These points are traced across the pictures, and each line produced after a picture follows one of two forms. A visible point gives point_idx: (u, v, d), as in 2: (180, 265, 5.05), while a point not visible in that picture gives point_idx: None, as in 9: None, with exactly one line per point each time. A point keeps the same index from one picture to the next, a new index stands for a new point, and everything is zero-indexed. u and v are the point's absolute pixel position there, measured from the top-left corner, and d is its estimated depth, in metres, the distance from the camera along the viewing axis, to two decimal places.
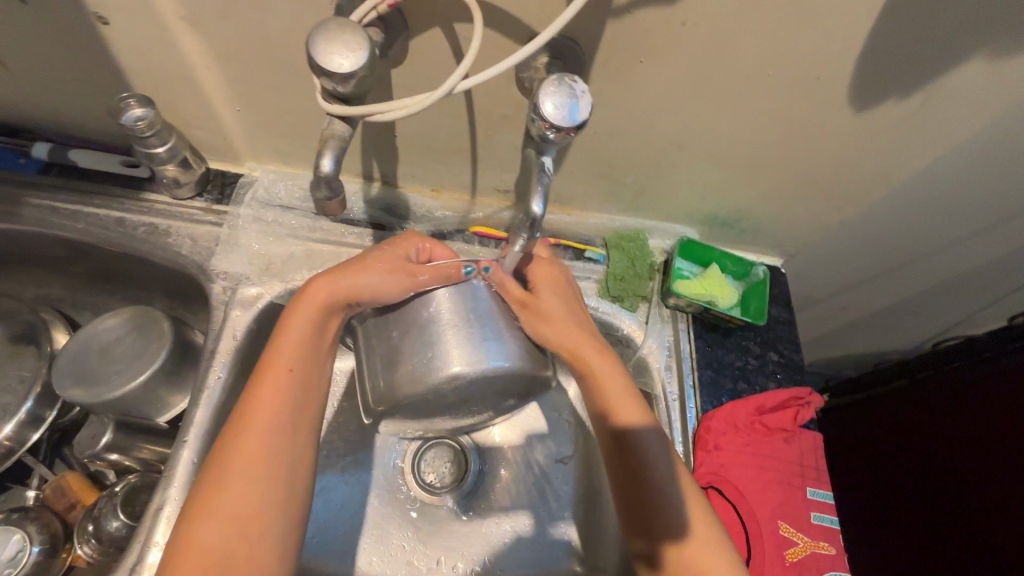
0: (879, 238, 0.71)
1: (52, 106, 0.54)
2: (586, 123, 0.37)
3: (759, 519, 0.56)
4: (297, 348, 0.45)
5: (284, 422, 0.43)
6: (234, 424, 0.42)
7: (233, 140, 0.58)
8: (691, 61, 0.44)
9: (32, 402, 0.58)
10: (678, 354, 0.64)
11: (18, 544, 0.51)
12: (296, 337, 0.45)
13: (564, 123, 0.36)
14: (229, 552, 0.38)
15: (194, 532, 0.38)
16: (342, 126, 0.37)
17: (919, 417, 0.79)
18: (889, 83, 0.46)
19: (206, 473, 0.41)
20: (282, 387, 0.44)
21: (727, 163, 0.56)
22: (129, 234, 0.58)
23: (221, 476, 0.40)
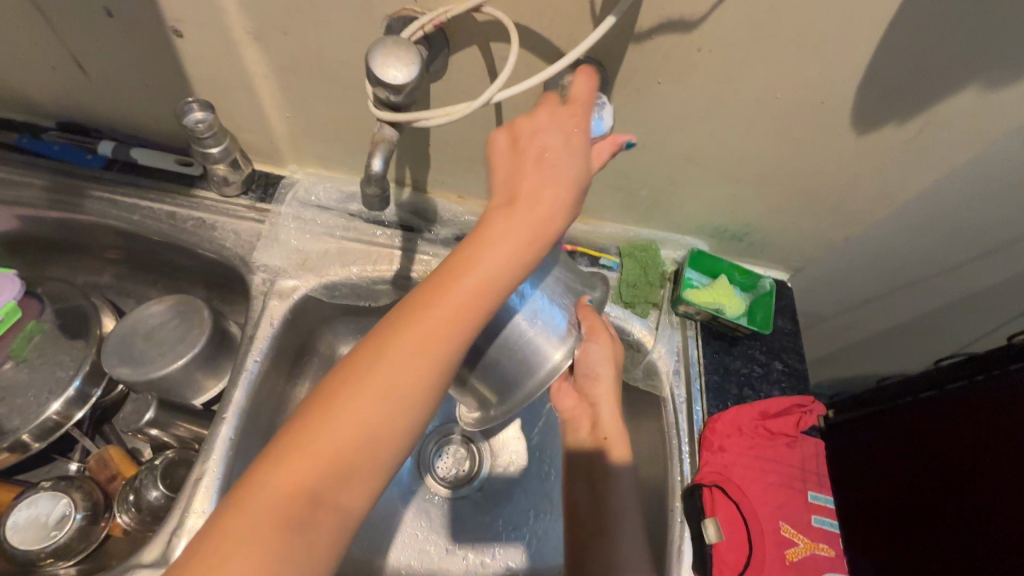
0: (883, 257, 0.74)
1: (119, 107, 0.59)
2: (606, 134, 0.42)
3: (761, 519, 0.58)
4: (491, 278, 0.38)
5: (439, 363, 0.36)
6: (422, 308, 0.37)
7: (279, 143, 0.62)
8: (705, 84, 0.49)
9: (80, 380, 0.62)
10: (686, 359, 0.67)
11: (65, 508, 0.55)
12: (498, 268, 0.38)
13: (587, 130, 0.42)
14: (355, 463, 0.34)
15: (336, 418, 0.33)
16: (390, 131, 0.42)
17: (922, 435, 0.81)
18: (889, 108, 0.50)
19: (376, 352, 0.35)
20: (452, 319, 0.37)
21: (736, 179, 0.60)
22: (179, 226, 0.63)
23: (384, 370, 0.35)
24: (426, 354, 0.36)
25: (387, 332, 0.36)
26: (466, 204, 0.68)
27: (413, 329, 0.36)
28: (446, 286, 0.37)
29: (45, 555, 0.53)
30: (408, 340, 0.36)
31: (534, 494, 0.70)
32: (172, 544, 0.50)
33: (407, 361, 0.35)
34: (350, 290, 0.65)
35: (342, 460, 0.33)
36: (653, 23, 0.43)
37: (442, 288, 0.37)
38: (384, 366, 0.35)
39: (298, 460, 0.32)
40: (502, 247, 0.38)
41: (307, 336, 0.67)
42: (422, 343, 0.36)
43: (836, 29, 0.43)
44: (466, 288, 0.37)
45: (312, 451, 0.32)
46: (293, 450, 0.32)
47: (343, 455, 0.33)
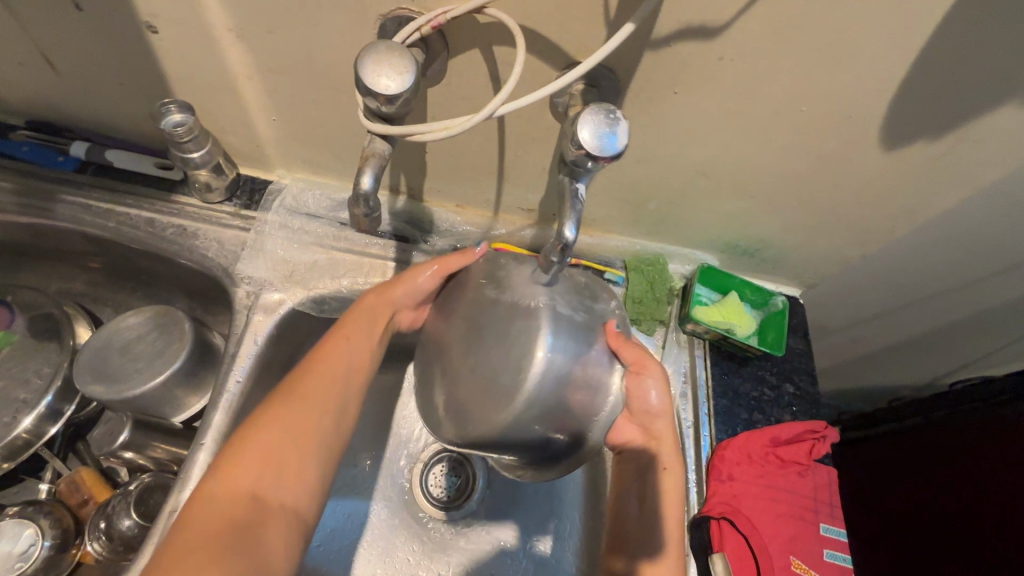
0: (899, 274, 0.71)
1: (93, 106, 0.55)
2: (606, 155, 0.36)
3: (771, 553, 0.55)
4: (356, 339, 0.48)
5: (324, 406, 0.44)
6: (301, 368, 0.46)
7: (265, 147, 0.59)
8: (724, 95, 0.45)
9: (52, 397, 0.58)
10: (693, 381, 0.64)
11: (31, 538, 0.51)
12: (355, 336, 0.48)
13: (591, 143, 0.36)
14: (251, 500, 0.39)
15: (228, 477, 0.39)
16: (382, 144, 0.38)
17: (933, 457, 0.78)
18: (922, 124, 0.46)
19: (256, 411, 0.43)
20: (348, 355, 0.47)
21: (751, 195, 0.56)
22: (158, 235, 0.59)
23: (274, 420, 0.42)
24: (337, 377, 0.46)
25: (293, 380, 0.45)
26: (464, 214, 0.64)
27: (321, 364, 0.46)
28: (315, 356, 0.47)
29: None
30: (307, 385, 0.44)
31: (532, 518, 0.66)
32: None
33: (320, 384, 0.45)
34: (340, 304, 0.61)
35: (272, 457, 0.41)
36: (671, 29, 0.40)
37: (334, 340, 0.48)
38: (309, 385, 0.44)
39: (236, 469, 0.39)
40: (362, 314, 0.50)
41: (294, 351, 0.63)
42: (334, 368, 0.46)
43: (872, 38, 0.39)
44: (344, 335, 0.48)
45: (211, 506, 0.38)
46: (196, 513, 0.37)
47: (240, 505, 0.38)
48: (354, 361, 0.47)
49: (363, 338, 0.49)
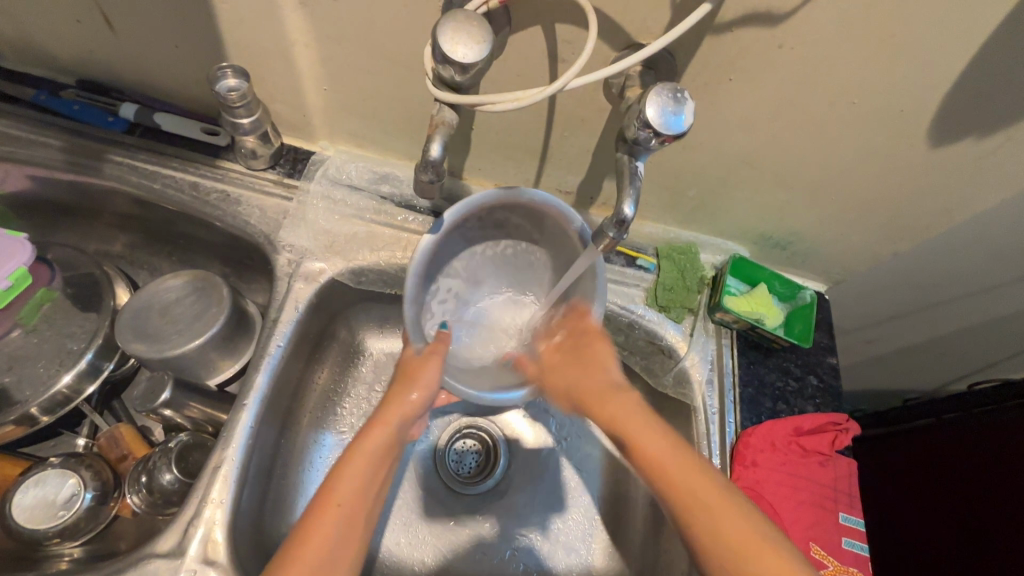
0: (926, 276, 0.72)
1: (146, 67, 0.56)
2: (650, 125, 0.37)
3: (792, 538, 0.56)
4: (376, 451, 0.49)
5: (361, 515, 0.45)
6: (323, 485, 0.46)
7: (312, 117, 0.59)
8: (778, 85, 0.46)
9: (93, 354, 0.59)
10: (720, 369, 0.65)
11: (74, 487, 0.53)
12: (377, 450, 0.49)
13: (650, 105, 0.37)
14: None
15: None
16: (450, 114, 0.39)
17: (947, 459, 0.79)
18: (972, 122, 0.47)
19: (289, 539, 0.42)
20: (338, 523, 0.44)
21: (791, 187, 0.57)
22: (202, 199, 0.60)
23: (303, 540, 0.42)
24: (331, 551, 0.42)
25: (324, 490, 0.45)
26: None
27: (308, 541, 0.42)
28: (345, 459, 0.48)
29: (52, 534, 0.51)
30: (338, 497, 0.45)
31: (552, 494, 0.68)
32: (188, 534, 0.47)
33: (316, 559, 0.41)
34: (377, 277, 0.63)
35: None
36: (736, 14, 0.40)
37: (321, 509, 0.44)
38: (319, 515, 0.43)
39: None
40: (356, 472, 0.46)
41: (329, 322, 0.64)
42: (323, 543, 0.42)
43: (933, 32, 0.40)
44: (332, 503, 0.44)
45: None
46: None
47: None
48: (346, 517, 0.44)
49: (354, 503, 0.45)
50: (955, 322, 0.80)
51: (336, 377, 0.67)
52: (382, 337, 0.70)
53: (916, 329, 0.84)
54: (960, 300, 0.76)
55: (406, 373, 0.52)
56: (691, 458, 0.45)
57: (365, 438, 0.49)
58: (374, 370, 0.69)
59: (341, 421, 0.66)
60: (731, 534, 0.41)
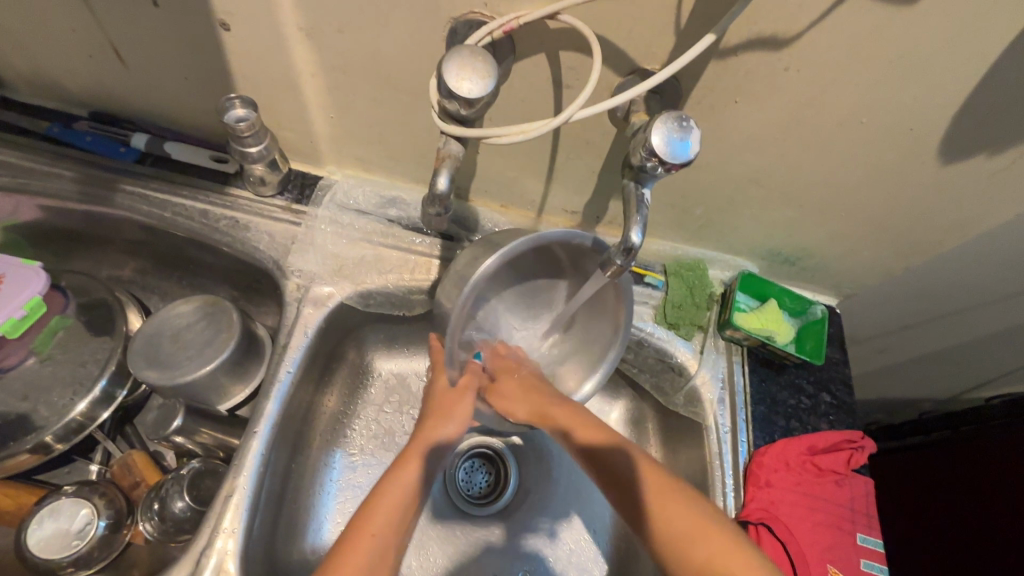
0: (939, 289, 0.71)
1: (156, 98, 0.57)
2: (655, 152, 0.37)
3: (809, 561, 0.55)
4: (411, 488, 0.49)
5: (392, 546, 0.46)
6: (356, 517, 0.47)
7: (319, 144, 0.60)
8: (784, 106, 0.46)
9: (106, 380, 0.59)
10: (731, 387, 0.64)
11: (87, 517, 0.53)
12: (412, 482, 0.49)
13: (655, 131, 0.37)
14: None
15: None
16: (456, 146, 0.39)
17: (966, 473, 0.78)
18: (982, 140, 0.47)
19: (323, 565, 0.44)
20: (372, 552, 0.45)
21: (799, 204, 0.56)
22: (211, 226, 0.60)
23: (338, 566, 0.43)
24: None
25: (362, 516, 0.47)
26: (509, 214, 0.65)
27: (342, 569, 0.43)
28: (381, 488, 0.48)
29: (65, 564, 0.51)
30: (377, 525, 0.46)
31: (561, 514, 0.67)
32: (201, 563, 0.47)
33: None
34: (385, 299, 0.63)
35: None
36: (740, 39, 0.40)
37: (355, 540, 0.45)
38: (353, 544, 0.45)
39: None
40: (390, 505, 0.47)
41: (338, 345, 0.64)
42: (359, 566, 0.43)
43: (940, 52, 0.40)
44: (367, 534, 0.45)
45: None
46: None
47: None
48: (378, 553, 0.45)
49: (389, 534, 0.46)
50: (970, 334, 0.79)
51: (346, 399, 0.67)
52: (389, 359, 0.70)
53: (929, 341, 0.83)
54: (974, 312, 0.75)
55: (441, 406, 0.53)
56: (666, 481, 0.47)
57: (398, 470, 0.50)
58: (381, 392, 0.69)
59: (352, 443, 0.66)
60: (690, 537, 0.43)
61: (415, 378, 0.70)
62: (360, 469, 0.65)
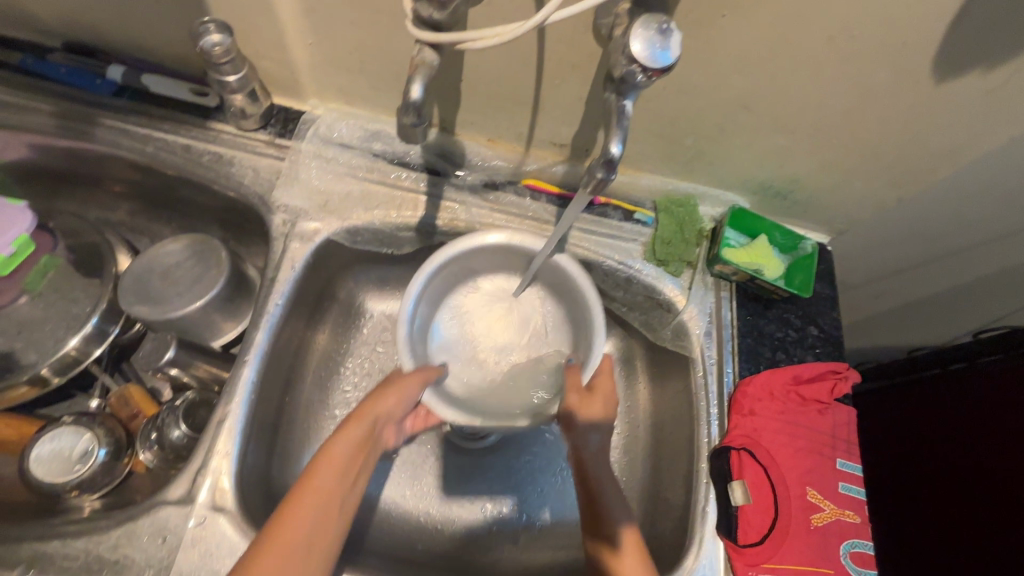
0: (935, 228, 0.70)
1: (130, 26, 0.55)
2: (634, 62, 0.36)
3: (788, 483, 0.57)
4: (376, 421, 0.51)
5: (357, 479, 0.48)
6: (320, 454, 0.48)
7: (300, 74, 0.58)
8: (774, 18, 0.44)
9: (98, 318, 0.60)
10: (719, 321, 0.65)
11: (88, 443, 0.55)
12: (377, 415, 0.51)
13: (634, 39, 0.36)
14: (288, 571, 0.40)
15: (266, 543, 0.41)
16: (431, 54, 0.39)
17: (948, 407, 0.79)
18: (978, 52, 0.45)
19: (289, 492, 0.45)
20: (336, 482, 0.46)
21: (790, 130, 0.55)
22: (195, 160, 0.60)
23: (304, 493, 0.45)
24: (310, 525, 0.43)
25: (330, 447, 0.48)
26: (496, 148, 0.64)
27: (308, 492, 0.45)
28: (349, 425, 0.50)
29: (70, 487, 0.53)
30: (343, 455, 0.48)
31: (553, 450, 0.69)
32: (197, 483, 0.50)
33: (311, 512, 0.44)
34: (373, 236, 0.63)
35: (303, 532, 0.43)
36: None
37: (323, 465, 0.47)
38: (318, 473, 0.46)
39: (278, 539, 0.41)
40: (354, 439, 0.49)
41: (327, 284, 0.65)
42: (308, 512, 0.44)
43: None
44: (332, 461, 0.47)
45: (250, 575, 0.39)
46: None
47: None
48: (340, 483, 0.46)
49: (351, 461, 0.48)
50: (962, 274, 0.78)
51: (337, 338, 0.67)
52: (380, 299, 0.70)
53: (922, 284, 0.82)
54: (969, 251, 0.74)
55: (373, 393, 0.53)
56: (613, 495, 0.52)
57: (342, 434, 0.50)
58: (374, 331, 0.70)
59: (345, 379, 0.67)
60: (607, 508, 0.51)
61: None
62: (354, 405, 0.66)
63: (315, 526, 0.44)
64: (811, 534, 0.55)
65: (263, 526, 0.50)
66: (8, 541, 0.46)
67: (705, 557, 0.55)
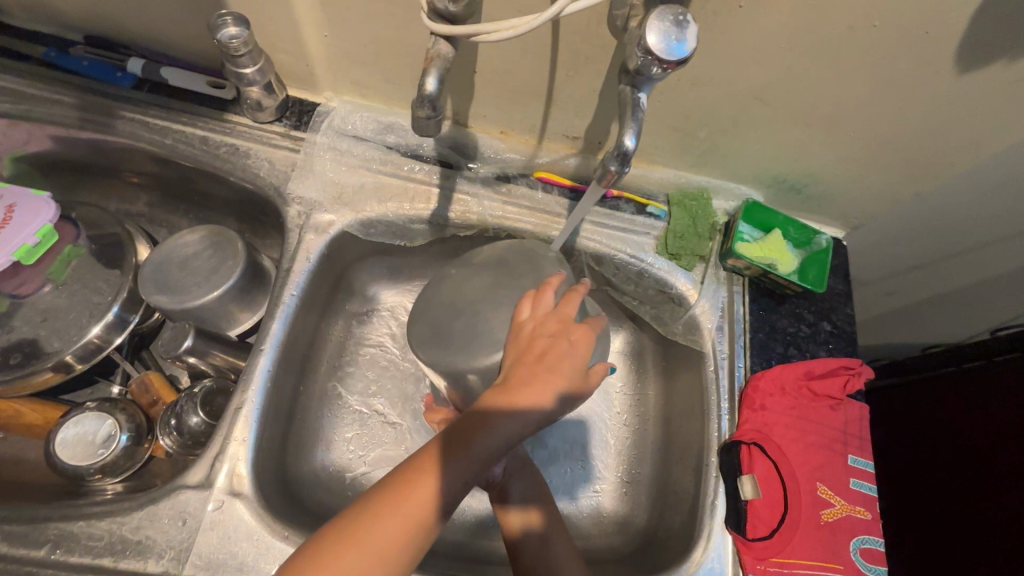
0: (956, 223, 0.68)
1: (150, 19, 0.56)
2: (652, 56, 0.36)
3: (798, 478, 0.57)
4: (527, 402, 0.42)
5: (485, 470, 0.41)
6: (465, 428, 0.42)
7: (315, 66, 0.59)
8: (792, 8, 0.43)
9: (119, 307, 0.61)
10: (730, 316, 0.65)
11: (111, 428, 0.57)
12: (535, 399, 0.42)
13: (650, 31, 0.36)
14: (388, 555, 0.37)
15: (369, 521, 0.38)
16: (446, 46, 0.40)
17: (962, 406, 0.78)
18: (1002, 43, 0.44)
19: (418, 463, 0.40)
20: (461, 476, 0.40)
21: (806, 123, 0.55)
22: (212, 153, 0.61)
23: (427, 474, 0.39)
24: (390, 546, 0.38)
25: (470, 426, 0.41)
26: (509, 141, 0.64)
27: (428, 479, 0.39)
28: (501, 398, 0.42)
29: (93, 470, 0.55)
30: (480, 442, 0.41)
31: (561, 443, 0.69)
32: (215, 468, 0.51)
33: (423, 504, 0.39)
34: (386, 228, 0.63)
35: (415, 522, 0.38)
36: None
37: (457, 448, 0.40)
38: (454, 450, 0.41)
39: (381, 520, 0.38)
40: (498, 428, 0.41)
41: (341, 276, 0.66)
42: (442, 488, 0.39)
43: None
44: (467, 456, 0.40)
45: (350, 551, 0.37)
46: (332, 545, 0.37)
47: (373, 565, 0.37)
48: (462, 476, 0.40)
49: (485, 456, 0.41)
50: (980, 270, 0.77)
51: (350, 329, 0.68)
52: (393, 290, 0.71)
53: (939, 281, 0.81)
54: (989, 248, 0.73)
55: (526, 368, 0.44)
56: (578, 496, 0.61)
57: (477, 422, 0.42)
58: (386, 323, 0.71)
59: (358, 369, 0.68)
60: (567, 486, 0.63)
61: None
62: (367, 394, 0.67)
63: (423, 515, 0.39)
64: (821, 530, 0.55)
65: (278, 511, 0.51)
66: (35, 521, 0.48)
67: (713, 550, 0.56)
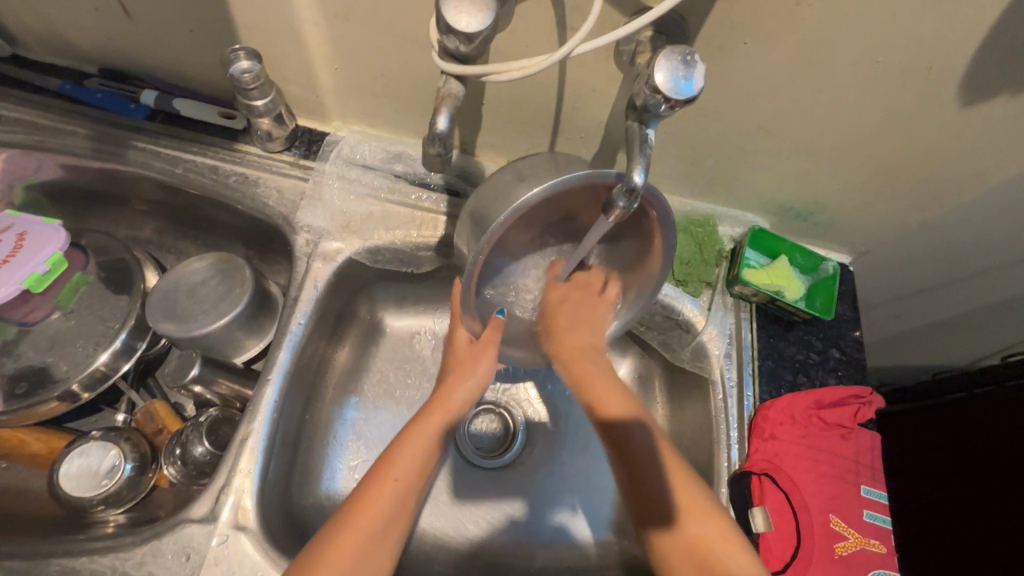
0: (962, 250, 0.68)
1: (165, 53, 0.57)
2: (659, 95, 0.37)
3: (811, 510, 0.56)
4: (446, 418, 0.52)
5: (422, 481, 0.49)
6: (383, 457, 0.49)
7: (325, 97, 0.60)
8: (796, 44, 0.44)
9: (127, 334, 0.61)
10: (738, 343, 0.64)
11: (115, 458, 0.56)
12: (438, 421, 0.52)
13: (657, 71, 0.36)
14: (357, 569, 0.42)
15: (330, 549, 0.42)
16: (456, 85, 0.40)
17: (971, 433, 0.77)
18: (1004, 79, 0.45)
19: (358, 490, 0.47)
20: (395, 490, 0.47)
21: (810, 154, 0.55)
22: (222, 181, 0.61)
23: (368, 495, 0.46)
24: (382, 526, 0.45)
25: (391, 451, 0.49)
26: None
27: (369, 498, 0.46)
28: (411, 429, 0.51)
29: (97, 501, 0.54)
30: (404, 459, 0.49)
31: (570, 470, 0.68)
32: (220, 501, 0.50)
33: (372, 522, 0.45)
34: (394, 255, 0.64)
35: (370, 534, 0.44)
36: None
37: (382, 479, 0.47)
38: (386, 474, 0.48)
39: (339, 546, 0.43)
40: (413, 451, 0.49)
41: (347, 303, 0.66)
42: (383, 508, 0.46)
43: None
44: (391, 475, 0.47)
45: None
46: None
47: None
48: (400, 495, 0.47)
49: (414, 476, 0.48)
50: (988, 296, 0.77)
51: (357, 355, 0.68)
52: (399, 316, 0.71)
53: (947, 305, 0.81)
54: (997, 274, 0.72)
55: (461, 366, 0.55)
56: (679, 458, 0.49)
57: (423, 420, 0.52)
58: (393, 347, 0.71)
59: (365, 394, 0.68)
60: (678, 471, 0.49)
61: (424, 335, 0.71)
62: (374, 420, 0.66)
63: (375, 536, 0.44)
64: (836, 564, 0.54)
65: (282, 544, 0.50)
66: (38, 556, 0.47)
67: None
